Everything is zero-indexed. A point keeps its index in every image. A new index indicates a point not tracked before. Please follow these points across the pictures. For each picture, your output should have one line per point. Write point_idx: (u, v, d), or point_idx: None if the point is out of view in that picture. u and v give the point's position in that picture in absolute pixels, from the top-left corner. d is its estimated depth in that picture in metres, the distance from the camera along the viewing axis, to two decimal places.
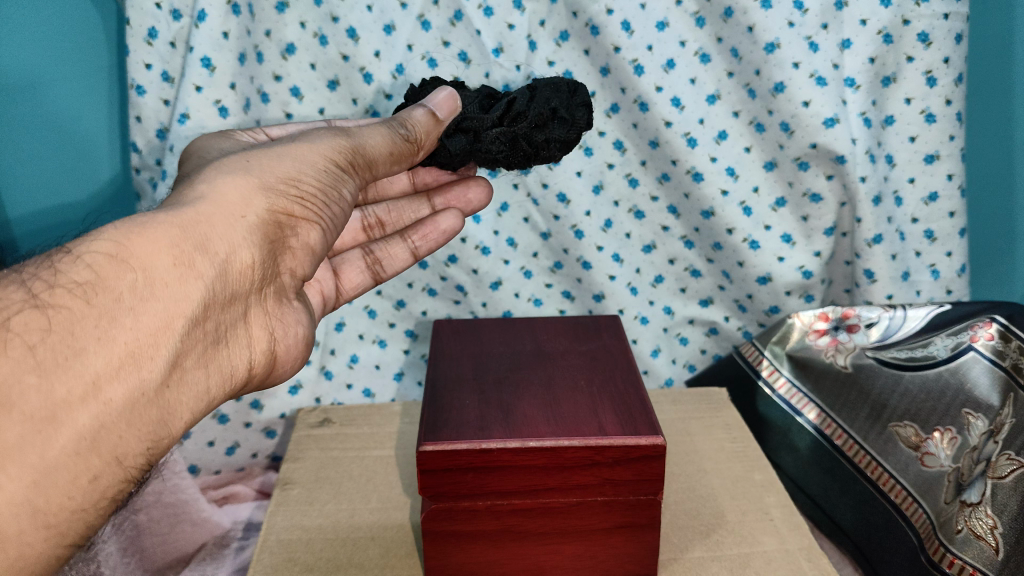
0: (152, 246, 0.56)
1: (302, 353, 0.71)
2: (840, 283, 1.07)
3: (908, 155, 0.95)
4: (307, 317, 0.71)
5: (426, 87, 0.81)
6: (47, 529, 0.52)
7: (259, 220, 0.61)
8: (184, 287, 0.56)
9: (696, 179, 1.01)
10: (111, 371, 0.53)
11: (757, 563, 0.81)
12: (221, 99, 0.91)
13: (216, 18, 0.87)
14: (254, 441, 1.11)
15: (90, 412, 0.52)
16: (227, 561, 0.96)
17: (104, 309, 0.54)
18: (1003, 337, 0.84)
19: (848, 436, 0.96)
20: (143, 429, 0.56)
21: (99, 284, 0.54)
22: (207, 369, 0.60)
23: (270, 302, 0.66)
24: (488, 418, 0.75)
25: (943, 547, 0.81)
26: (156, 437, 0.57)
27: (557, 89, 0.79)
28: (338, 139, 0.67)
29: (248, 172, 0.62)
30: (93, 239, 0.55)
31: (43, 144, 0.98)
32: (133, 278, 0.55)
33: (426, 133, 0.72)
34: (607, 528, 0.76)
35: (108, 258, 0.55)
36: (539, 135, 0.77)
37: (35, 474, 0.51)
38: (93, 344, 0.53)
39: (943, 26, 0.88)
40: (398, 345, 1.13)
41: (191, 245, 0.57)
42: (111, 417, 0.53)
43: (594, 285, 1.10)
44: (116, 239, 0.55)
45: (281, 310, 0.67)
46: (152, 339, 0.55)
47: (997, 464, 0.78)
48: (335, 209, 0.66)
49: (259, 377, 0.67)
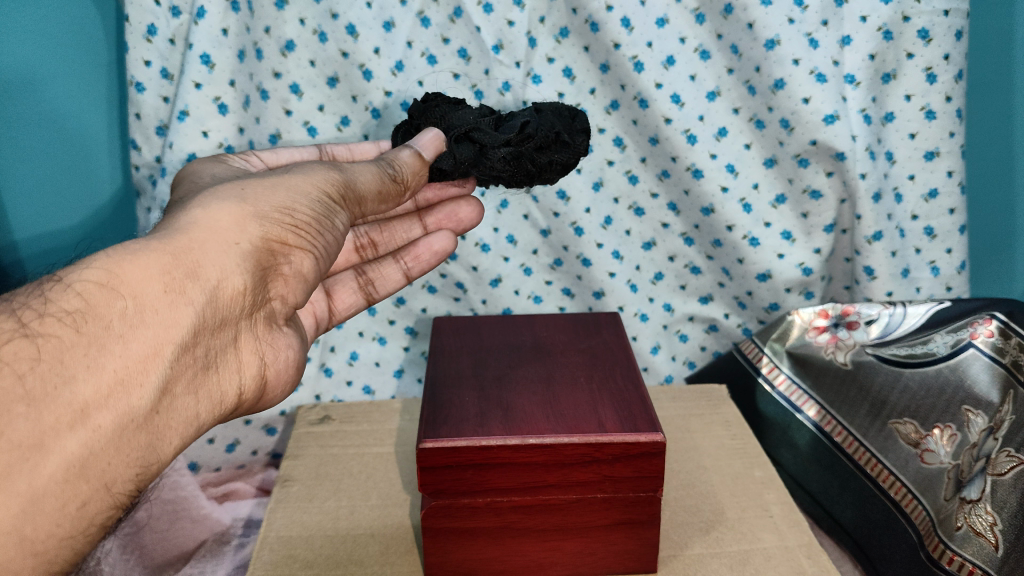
0: (142, 272, 0.56)
1: (292, 376, 0.71)
2: (840, 280, 1.08)
3: (908, 151, 0.95)
4: (297, 340, 0.71)
5: (433, 101, 0.81)
6: (36, 555, 0.52)
7: (252, 247, 0.60)
8: (174, 313, 0.56)
9: (695, 175, 1.01)
10: (100, 399, 0.53)
11: (757, 560, 0.80)
12: (220, 96, 0.90)
13: (216, 14, 0.86)
14: (254, 438, 1.10)
15: (79, 438, 0.52)
16: (226, 558, 0.96)
17: (93, 337, 0.53)
18: (1003, 334, 0.84)
19: (848, 433, 0.96)
20: (131, 455, 0.55)
21: (89, 312, 0.54)
22: (196, 395, 0.60)
23: (261, 327, 0.66)
24: (488, 415, 0.75)
25: (943, 543, 0.81)
26: (145, 463, 0.56)
27: (558, 116, 0.81)
28: (331, 173, 0.67)
29: (243, 200, 0.62)
30: (84, 267, 0.55)
31: (42, 143, 0.98)
32: (123, 304, 0.55)
33: (412, 175, 0.73)
34: (607, 525, 0.76)
35: (97, 285, 0.55)
36: (543, 157, 0.78)
37: (23, 501, 0.50)
38: (83, 372, 0.52)
39: (943, 23, 0.88)
40: (399, 342, 1.13)
41: (182, 271, 0.57)
42: (100, 443, 0.53)
43: (594, 282, 1.10)
44: (106, 267, 0.55)
45: (271, 335, 0.67)
46: (140, 364, 0.54)
47: (997, 460, 0.78)
48: (329, 238, 0.66)
49: (249, 401, 0.67)
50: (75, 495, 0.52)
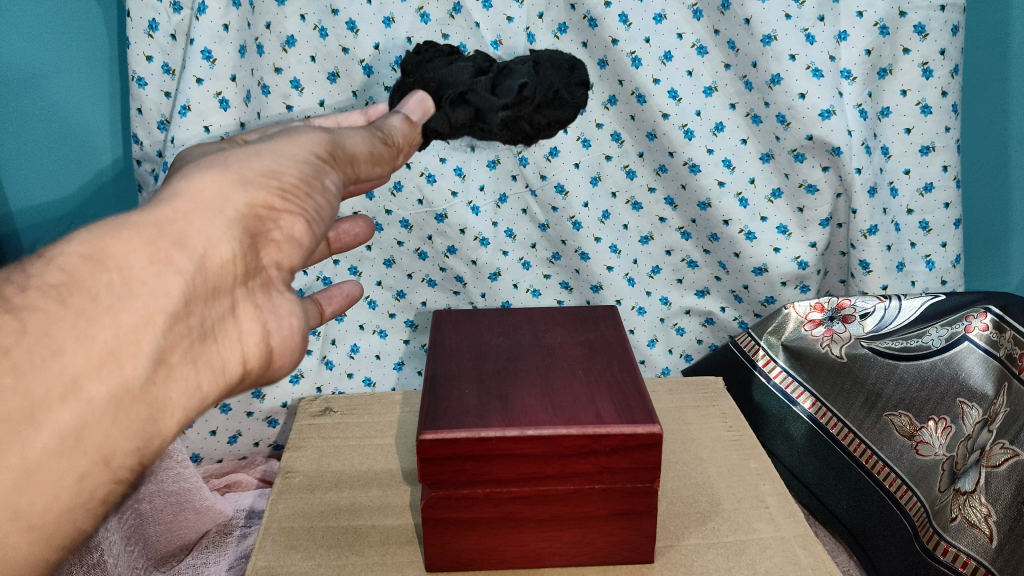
0: (127, 246, 0.56)
1: (300, 344, 0.68)
2: (836, 274, 1.09)
3: (904, 146, 0.96)
4: (303, 309, 0.68)
5: (427, 54, 0.84)
6: (32, 530, 0.52)
7: (238, 214, 0.60)
8: (163, 282, 0.56)
9: (692, 170, 1.02)
10: (91, 369, 0.53)
11: (753, 550, 0.81)
12: (222, 91, 0.91)
13: (217, 10, 0.87)
14: (256, 430, 1.11)
15: (72, 410, 0.53)
16: (229, 549, 0.99)
17: (81, 308, 0.54)
18: (997, 327, 0.85)
19: (843, 425, 0.97)
20: (131, 426, 0.55)
21: (75, 284, 0.54)
22: (195, 365, 0.59)
23: (259, 294, 0.64)
24: (487, 407, 0.76)
25: (937, 534, 0.83)
26: (145, 436, 0.57)
27: (556, 66, 0.85)
28: (318, 135, 0.67)
29: (227, 169, 0.61)
30: (67, 242, 0.56)
31: (45, 137, 1.00)
32: (109, 276, 0.55)
33: (403, 138, 0.73)
34: (605, 515, 0.77)
35: (83, 258, 0.55)
36: (541, 117, 0.83)
37: (17, 474, 0.51)
38: (72, 344, 0.53)
39: (939, 18, 0.90)
40: (399, 336, 1.14)
41: (168, 241, 0.57)
42: (94, 414, 0.54)
43: (592, 276, 1.11)
44: (91, 240, 0.56)
45: (272, 301, 0.65)
46: (131, 336, 0.55)
47: (992, 453, 0.80)
48: (319, 201, 0.65)
49: (255, 372, 0.66)
50: (72, 469, 0.53)
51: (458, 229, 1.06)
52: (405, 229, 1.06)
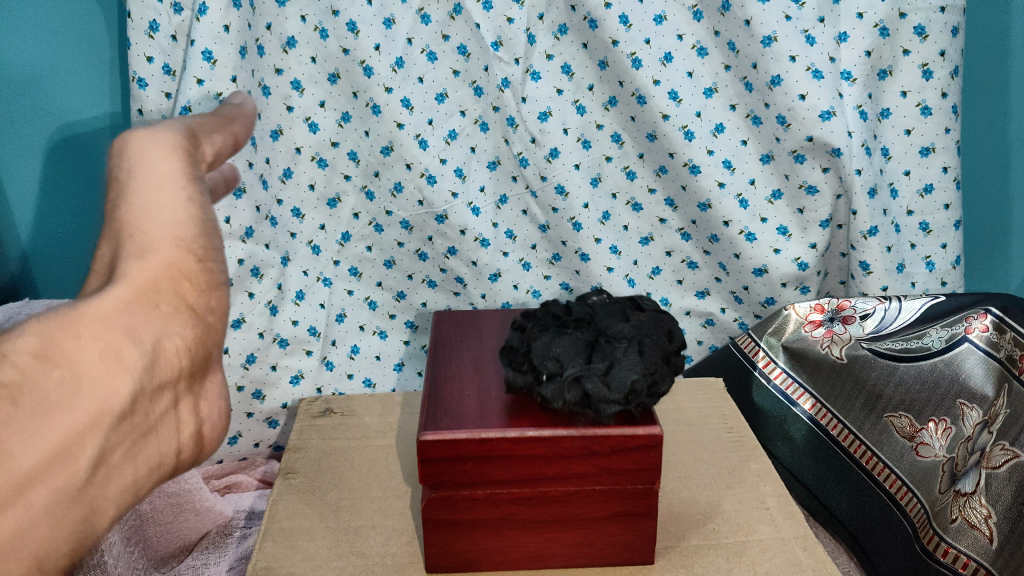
0: (77, 341, 0.48)
1: (225, 428, 0.63)
2: (836, 275, 1.09)
3: (904, 148, 0.97)
4: (226, 390, 0.63)
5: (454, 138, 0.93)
6: None
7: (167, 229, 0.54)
8: (115, 381, 0.49)
9: (693, 171, 1.02)
10: (41, 470, 0.46)
11: (753, 552, 0.81)
12: (222, 92, 0.90)
13: (217, 11, 0.87)
14: (256, 431, 1.11)
15: (14, 515, 0.45)
16: (229, 550, 0.98)
17: (32, 409, 0.46)
18: (997, 329, 0.85)
19: (843, 426, 0.97)
20: (69, 528, 0.48)
21: (25, 384, 0.46)
22: (136, 462, 0.53)
23: (193, 384, 0.58)
24: (487, 409, 0.76)
25: (937, 535, 0.83)
26: (80, 538, 0.49)
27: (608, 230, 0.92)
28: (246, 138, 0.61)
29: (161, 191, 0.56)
30: (14, 335, 0.47)
31: (46, 140, 1.00)
32: (60, 374, 0.47)
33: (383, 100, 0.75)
34: (605, 516, 0.77)
35: (32, 356, 0.47)
36: None
37: None
38: (20, 444, 0.45)
39: (939, 19, 0.90)
40: (399, 336, 1.15)
41: (118, 333, 0.50)
42: (35, 519, 0.46)
43: (592, 277, 1.11)
44: (41, 334, 0.48)
45: (202, 388, 0.59)
46: (74, 441, 0.47)
47: (992, 454, 0.80)
48: None
49: (179, 462, 0.59)
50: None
51: (458, 230, 1.06)
52: (405, 229, 1.07)
